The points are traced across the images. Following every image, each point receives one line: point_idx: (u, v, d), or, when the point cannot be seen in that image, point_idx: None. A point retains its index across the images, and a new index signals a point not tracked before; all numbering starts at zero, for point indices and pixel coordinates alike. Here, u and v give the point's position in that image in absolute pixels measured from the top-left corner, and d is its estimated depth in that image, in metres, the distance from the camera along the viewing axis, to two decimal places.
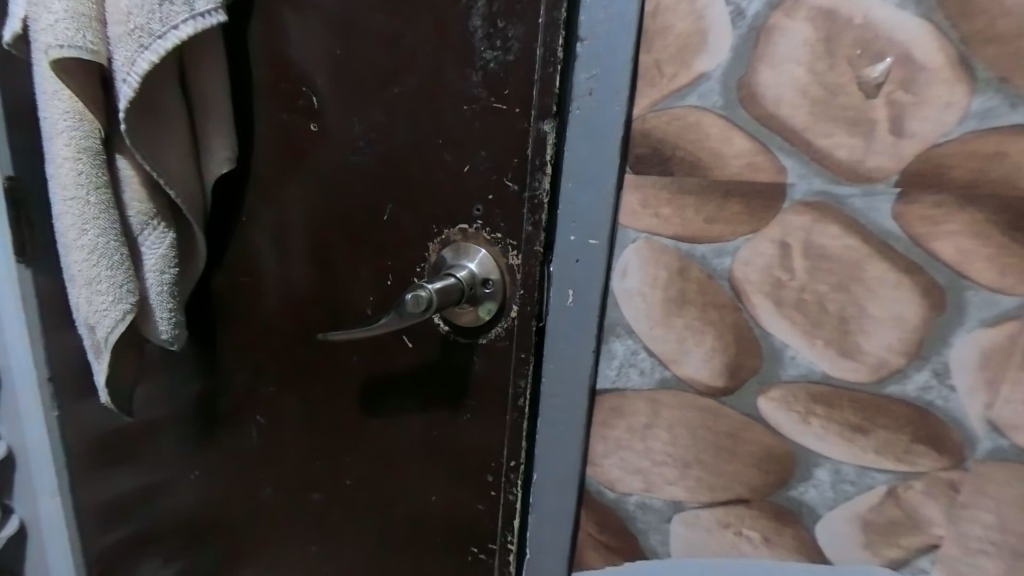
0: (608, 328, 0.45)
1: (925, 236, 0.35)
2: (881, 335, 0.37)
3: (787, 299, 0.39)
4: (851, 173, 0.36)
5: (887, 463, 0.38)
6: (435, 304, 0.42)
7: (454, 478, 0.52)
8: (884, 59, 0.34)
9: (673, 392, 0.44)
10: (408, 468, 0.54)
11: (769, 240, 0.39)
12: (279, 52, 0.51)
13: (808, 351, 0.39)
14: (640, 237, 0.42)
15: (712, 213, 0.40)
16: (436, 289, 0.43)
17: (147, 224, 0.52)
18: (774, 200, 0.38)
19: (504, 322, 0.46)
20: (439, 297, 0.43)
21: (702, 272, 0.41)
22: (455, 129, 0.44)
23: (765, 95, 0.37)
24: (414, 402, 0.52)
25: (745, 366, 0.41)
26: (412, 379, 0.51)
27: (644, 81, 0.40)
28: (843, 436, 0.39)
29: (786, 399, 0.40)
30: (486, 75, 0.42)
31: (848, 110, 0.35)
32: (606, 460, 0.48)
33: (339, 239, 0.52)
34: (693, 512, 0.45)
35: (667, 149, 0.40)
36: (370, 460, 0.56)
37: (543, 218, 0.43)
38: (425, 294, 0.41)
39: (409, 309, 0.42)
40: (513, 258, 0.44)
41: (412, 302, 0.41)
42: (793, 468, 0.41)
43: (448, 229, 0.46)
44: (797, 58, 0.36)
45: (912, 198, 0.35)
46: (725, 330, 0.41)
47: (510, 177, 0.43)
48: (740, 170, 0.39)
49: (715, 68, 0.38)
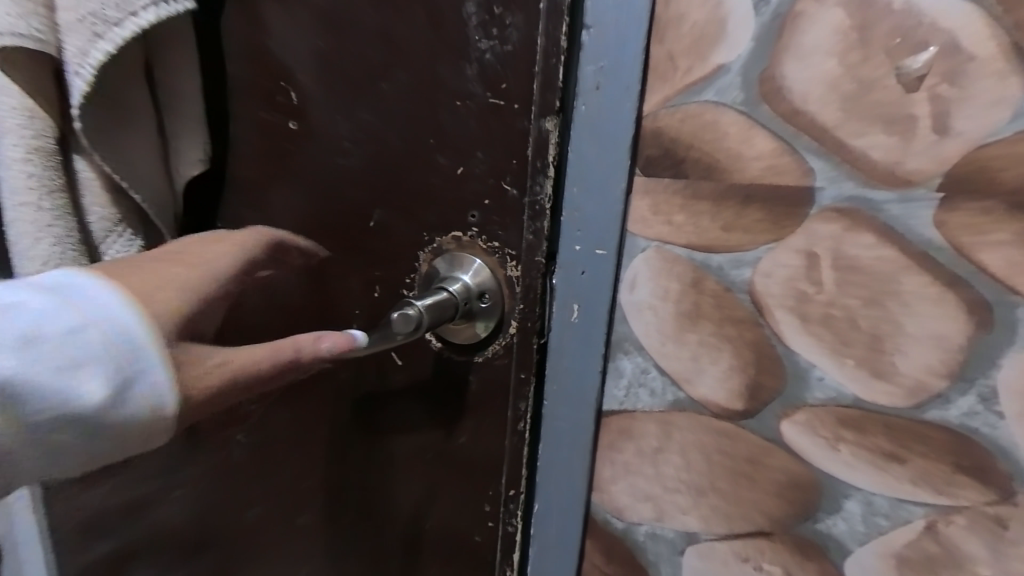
0: (616, 344, 0.41)
1: (970, 246, 0.31)
2: (918, 356, 0.33)
3: (813, 315, 0.35)
4: (886, 176, 0.32)
5: (926, 496, 0.35)
6: (425, 322, 0.38)
7: (455, 499, 0.47)
8: (926, 50, 0.30)
9: (686, 413, 0.40)
10: (404, 489, 0.50)
11: (793, 250, 0.35)
12: (255, 45, 0.46)
13: (836, 372, 0.35)
14: (651, 245, 0.39)
15: (730, 220, 0.36)
16: (426, 305, 0.38)
17: (111, 232, 0.47)
18: (800, 205, 0.35)
19: (502, 339, 0.42)
20: (430, 313, 0.38)
21: (718, 284, 0.38)
22: (446, 128, 0.40)
23: (790, 89, 0.34)
24: (415, 416, 0.47)
25: (766, 387, 0.38)
26: (415, 390, 0.46)
27: (656, 76, 0.36)
28: (875, 465, 0.36)
29: (811, 423, 0.37)
30: (482, 67, 0.38)
31: (885, 107, 0.32)
32: (613, 486, 0.44)
33: (325, 247, 0.47)
34: (709, 543, 0.42)
35: (680, 150, 0.37)
36: (364, 481, 0.52)
37: (545, 225, 0.39)
38: (414, 312, 0.37)
39: (397, 329, 0.37)
40: (513, 268, 0.40)
41: (398, 322, 0.37)
42: (819, 499, 0.38)
43: (441, 237, 0.42)
44: (827, 48, 0.32)
45: (953, 204, 0.31)
46: (744, 347, 0.38)
47: (509, 181, 0.39)
48: (762, 172, 0.35)
49: (734, 61, 0.34)
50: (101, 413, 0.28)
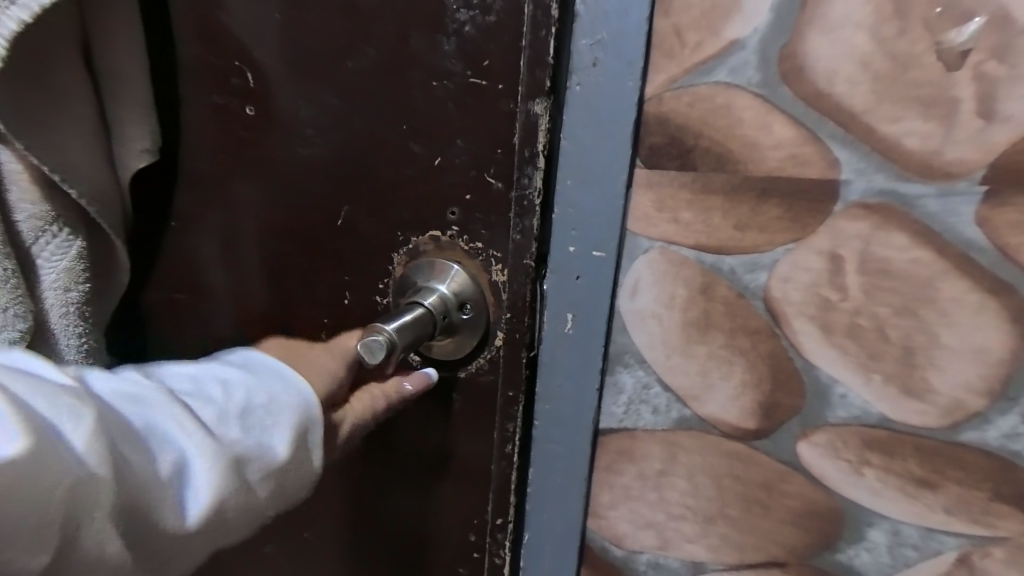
0: (614, 357, 0.37)
1: (1015, 247, 0.28)
2: (956, 371, 0.30)
3: (837, 324, 0.31)
4: (923, 167, 0.28)
5: (960, 526, 0.31)
6: (398, 347, 0.32)
7: (450, 520, 0.42)
8: (973, 20, 0.26)
9: (694, 433, 0.36)
10: (385, 513, 0.44)
11: (815, 251, 0.31)
12: (206, 18, 0.41)
13: (862, 388, 0.32)
14: (655, 246, 0.34)
15: (744, 218, 0.32)
16: (397, 328, 0.33)
17: (43, 231, 0.42)
18: (824, 200, 0.30)
19: (487, 352, 0.37)
20: (403, 336, 0.33)
21: (730, 290, 0.33)
22: (421, 112, 0.35)
23: (814, 68, 0.29)
24: (415, 424, 0.41)
25: (783, 405, 0.34)
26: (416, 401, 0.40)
27: (661, 52, 0.32)
28: (904, 491, 0.32)
29: (833, 445, 0.33)
30: (461, 42, 0.33)
31: (924, 87, 0.28)
32: (612, 513, 0.40)
33: (290, 250, 0.42)
34: (717, 574, 0.38)
35: (688, 138, 0.32)
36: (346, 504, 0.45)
37: (533, 224, 0.35)
38: (385, 339, 0.31)
39: (367, 360, 0.32)
40: (497, 273, 0.36)
41: (365, 351, 0.32)
42: (841, 528, 0.34)
43: (417, 238, 0.37)
44: (858, 20, 0.28)
45: (998, 199, 0.27)
46: (758, 361, 0.34)
47: (492, 173, 0.34)
48: (781, 163, 0.31)
49: (750, 35, 0.30)
50: (284, 464, 0.30)
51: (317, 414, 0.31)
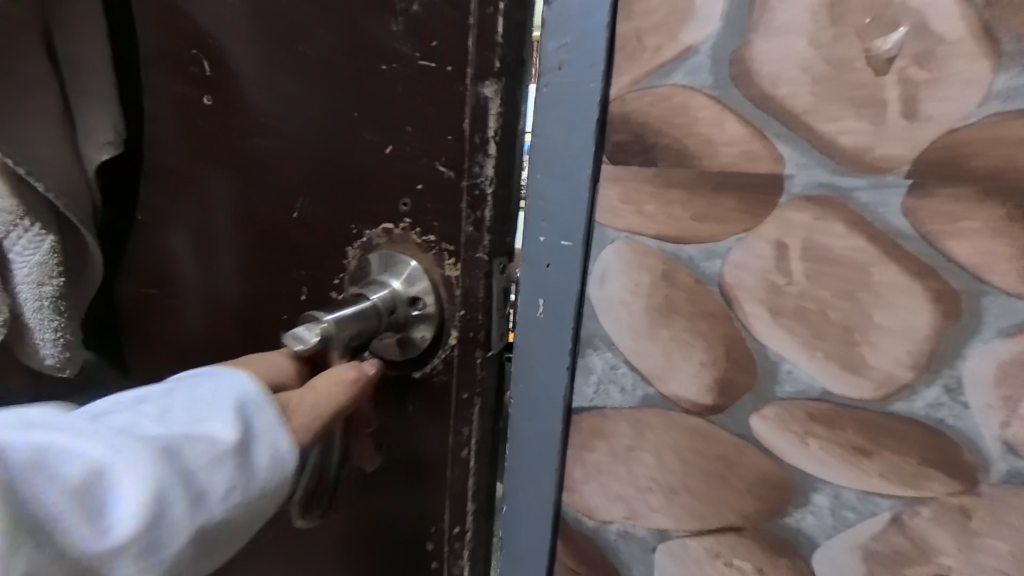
0: (585, 340, 0.40)
1: (940, 234, 0.30)
2: (888, 348, 0.32)
3: (784, 307, 0.34)
4: (857, 162, 0.31)
5: (893, 489, 0.34)
6: (332, 335, 0.36)
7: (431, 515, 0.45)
8: (898, 29, 0.29)
9: (658, 411, 0.39)
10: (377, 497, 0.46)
11: (764, 240, 0.34)
12: (172, 13, 0.45)
13: (807, 365, 0.35)
14: (621, 236, 0.37)
15: (701, 210, 0.35)
16: (334, 318, 0.36)
17: (15, 228, 0.47)
18: (771, 193, 0.33)
19: (442, 352, 0.40)
20: (339, 326, 0.36)
21: (690, 276, 0.36)
22: (374, 102, 0.38)
23: (761, 71, 0.32)
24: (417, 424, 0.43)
25: (737, 382, 0.37)
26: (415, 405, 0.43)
27: (623, 55, 0.35)
28: (844, 458, 0.35)
29: (781, 418, 0.36)
30: (409, 20, 0.36)
31: (857, 89, 0.30)
32: (585, 486, 0.43)
33: (257, 238, 0.45)
34: (680, 541, 0.41)
35: (649, 136, 0.35)
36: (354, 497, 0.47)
37: (485, 215, 0.37)
38: (321, 325, 0.35)
39: (302, 343, 0.35)
40: (450, 267, 0.39)
41: (300, 337, 0.35)
42: (789, 494, 0.37)
43: (370, 231, 0.40)
44: (798, 27, 0.31)
45: (924, 190, 0.30)
46: (716, 342, 0.36)
47: (443, 161, 0.37)
48: (733, 159, 0.34)
49: (704, 40, 0.33)
50: (213, 455, 0.33)
51: (269, 397, 0.36)
